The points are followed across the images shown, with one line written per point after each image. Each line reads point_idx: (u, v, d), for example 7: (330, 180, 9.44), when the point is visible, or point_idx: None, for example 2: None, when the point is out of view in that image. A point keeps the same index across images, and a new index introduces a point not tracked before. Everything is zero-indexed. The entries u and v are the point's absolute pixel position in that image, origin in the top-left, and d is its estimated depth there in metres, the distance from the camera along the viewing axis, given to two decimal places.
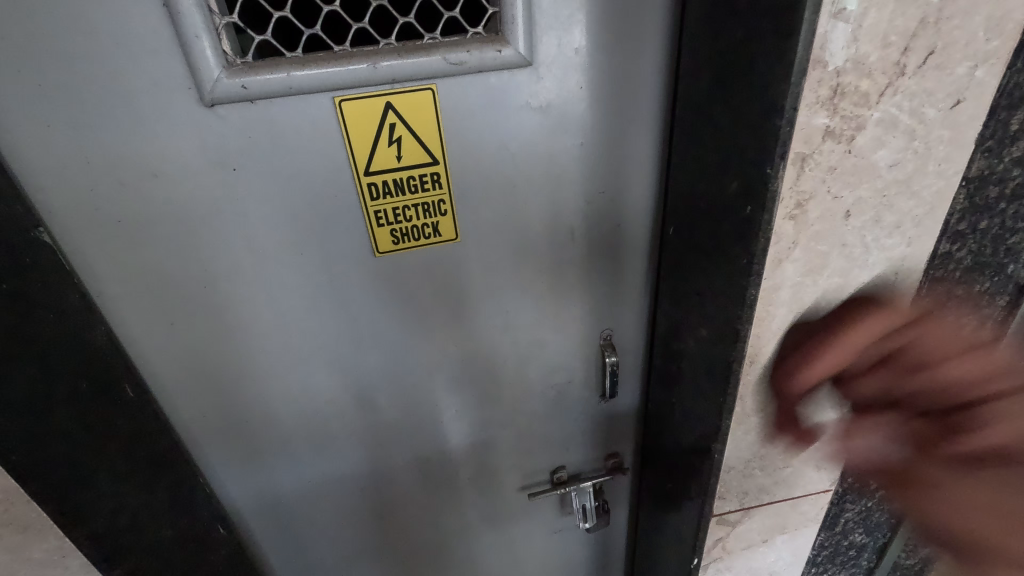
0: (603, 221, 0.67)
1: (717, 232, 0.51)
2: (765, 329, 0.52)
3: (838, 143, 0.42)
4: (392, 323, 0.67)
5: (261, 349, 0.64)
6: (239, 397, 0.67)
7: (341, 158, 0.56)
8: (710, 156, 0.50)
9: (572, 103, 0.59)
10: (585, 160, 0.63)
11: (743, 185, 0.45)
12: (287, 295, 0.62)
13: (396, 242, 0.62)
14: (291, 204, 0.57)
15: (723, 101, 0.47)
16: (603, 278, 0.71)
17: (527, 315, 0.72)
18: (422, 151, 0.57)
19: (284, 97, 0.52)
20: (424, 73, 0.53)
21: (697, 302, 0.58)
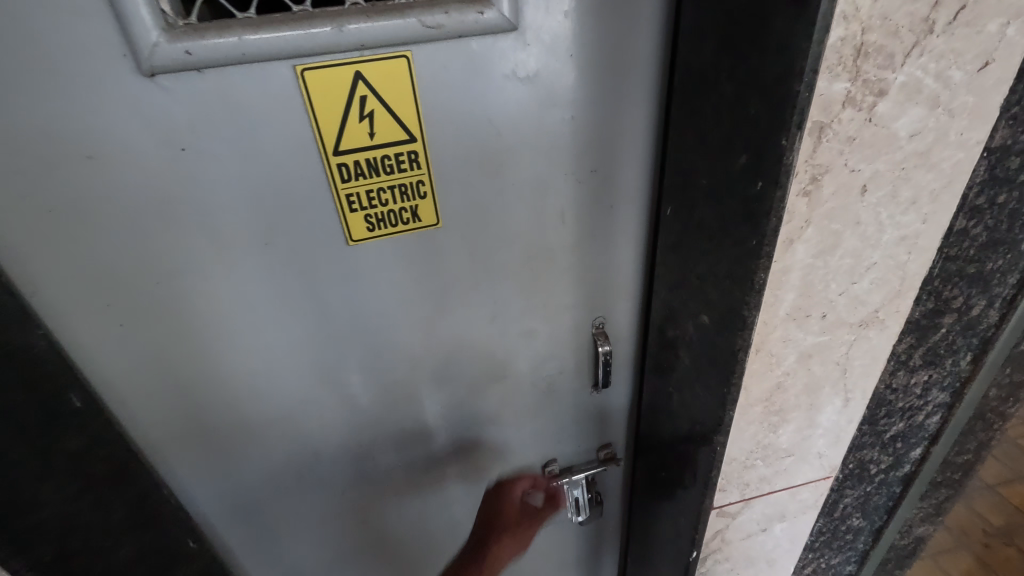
0: (595, 202, 0.63)
1: (722, 212, 0.47)
2: (773, 316, 0.49)
3: (858, 110, 0.38)
4: (371, 317, 0.62)
5: (226, 350, 0.59)
6: (203, 402, 0.61)
7: (307, 136, 0.50)
8: (715, 128, 0.46)
9: (562, 73, 0.54)
10: (575, 136, 0.58)
11: (754, 159, 0.41)
12: (252, 289, 0.56)
13: (371, 229, 0.57)
14: (251, 189, 0.51)
15: (731, 66, 0.42)
16: (595, 263, 0.67)
17: (516, 304, 0.67)
18: (397, 127, 0.52)
19: (237, 65, 0.45)
20: (396, 38, 0.47)
21: (699, 287, 0.54)
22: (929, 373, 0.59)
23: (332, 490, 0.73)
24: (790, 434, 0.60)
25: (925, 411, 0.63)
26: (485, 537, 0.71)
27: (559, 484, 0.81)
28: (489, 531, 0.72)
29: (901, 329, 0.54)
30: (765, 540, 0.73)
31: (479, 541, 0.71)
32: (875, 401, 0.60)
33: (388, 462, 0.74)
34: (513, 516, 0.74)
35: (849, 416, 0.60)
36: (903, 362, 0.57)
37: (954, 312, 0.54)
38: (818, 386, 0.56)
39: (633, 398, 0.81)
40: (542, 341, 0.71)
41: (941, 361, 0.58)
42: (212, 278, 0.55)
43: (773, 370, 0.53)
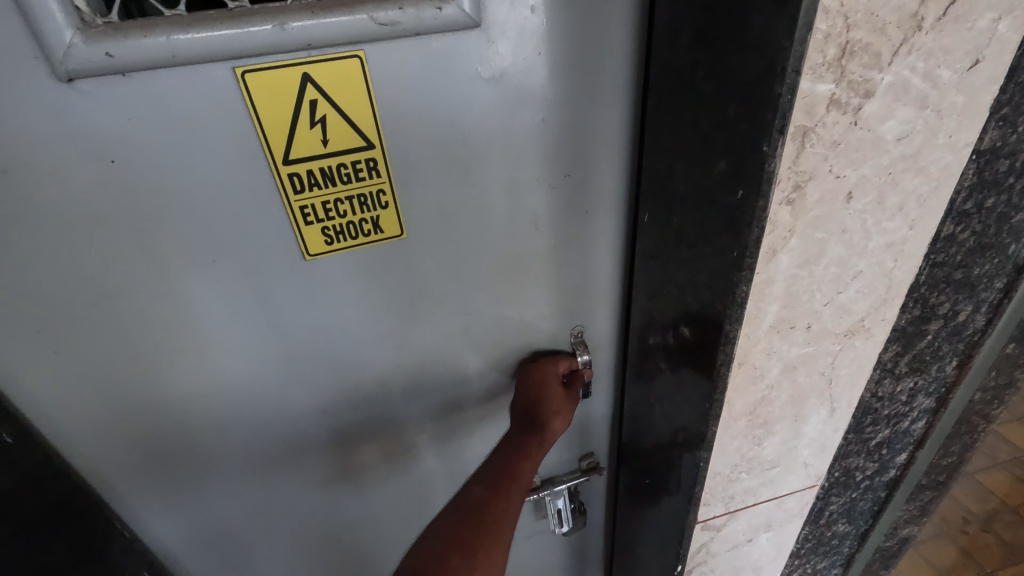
0: (570, 208, 0.60)
1: (701, 221, 0.44)
2: (756, 329, 0.46)
3: (843, 113, 0.36)
4: (335, 334, 0.58)
5: (177, 373, 0.55)
6: (155, 429, 0.57)
7: (253, 144, 0.46)
8: (694, 132, 0.43)
9: (530, 72, 0.51)
10: (547, 139, 0.54)
11: (733, 167, 0.39)
12: (203, 309, 0.52)
13: (330, 242, 0.53)
14: (194, 203, 0.47)
15: (708, 66, 0.40)
16: (572, 271, 0.64)
17: (489, 315, 0.64)
18: (353, 133, 0.48)
19: (168, 68, 0.41)
20: (347, 36, 0.43)
21: (678, 297, 0.52)
22: (915, 380, 0.57)
23: (303, 513, 0.70)
24: (775, 446, 0.58)
25: (911, 417, 0.61)
26: (538, 420, 0.63)
27: (540, 497, 0.78)
28: (540, 416, 0.63)
29: (888, 337, 0.52)
30: (752, 550, 0.71)
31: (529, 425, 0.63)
32: (861, 409, 0.58)
33: (361, 483, 0.71)
34: (557, 400, 0.65)
35: (834, 426, 0.58)
36: (889, 370, 0.55)
37: (941, 318, 0.52)
38: (803, 398, 0.54)
39: (615, 407, 0.78)
40: (519, 352, 0.68)
41: (927, 367, 0.56)
42: (157, 299, 0.50)
43: (757, 383, 0.51)
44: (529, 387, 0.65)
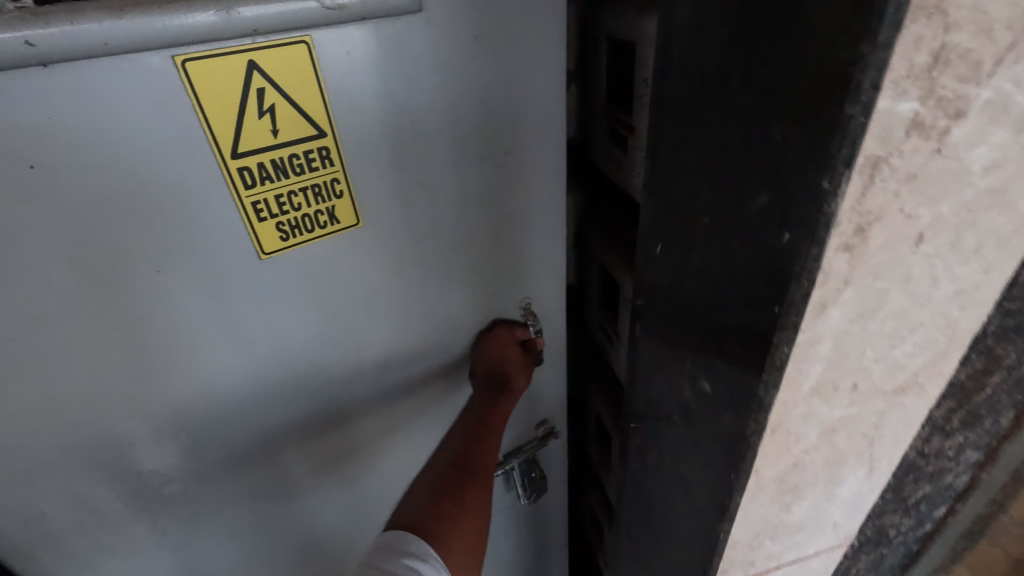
0: (524, 190, 0.56)
1: (731, 260, 0.37)
2: (795, 393, 0.38)
3: (925, 139, 0.27)
4: (299, 343, 0.52)
5: (117, 414, 0.46)
6: (92, 480, 0.48)
7: (196, 138, 0.40)
8: (721, 153, 0.35)
9: (481, 57, 0.47)
10: (495, 122, 0.51)
11: (778, 202, 0.31)
12: (148, 333, 0.45)
13: (285, 240, 0.47)
14: (130, 211, 0.40)
15: (745, 73, 0.32)
16: (526, 255, 0.61)
17: (450, 312, 0.60)
18: (304, 122, 0.43)
19: (98, 58, 0.36)
20: (292, 20, 0.39)
21: (697, 346, 0.44)
22: (966, 435, 0.50)
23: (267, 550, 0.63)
24: (804, 511, 0.50)
25: (956, 472, 0.54)
26: (502, 378, 0.62)
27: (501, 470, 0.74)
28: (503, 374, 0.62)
29: (943, 392, 0.44)
30: None
31: (495, 385, 0.62)
32: (904, 468, 0.50)
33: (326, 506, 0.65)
34: (515, 357, 0.64)
35: (872, 485, 0.51)
36: (940, 427, 0.47)
37: (1003, 369, 0.44)
38: (840, 459, 0.46)
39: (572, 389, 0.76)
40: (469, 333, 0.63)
41: (980, 421, 0.49)
42: (87, 326, 0.42)
43: (790, 449, 0.43)
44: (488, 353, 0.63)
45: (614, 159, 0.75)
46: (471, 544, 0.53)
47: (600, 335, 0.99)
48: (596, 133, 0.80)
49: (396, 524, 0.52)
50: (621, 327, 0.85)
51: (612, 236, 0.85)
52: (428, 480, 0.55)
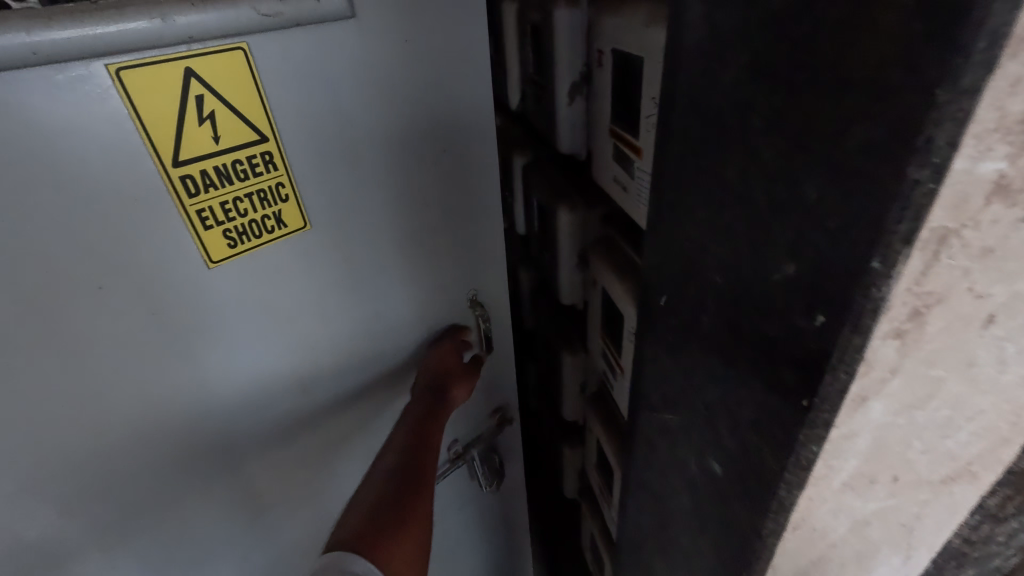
0: (464, 186, 0.56)
1: (746, 331, 0.30)
2: (822, 490, 0.31)
3: (1009, 207, 0.21)
4: (253, 359, 0.49)
5: (58, 456, 0.42)
6: (23, 530, 0.44)
7: (132, 148, 0.37)
8: (736, 206, 0.29)
9: (411, 55, 0.46)
10: (430, 118, 0.50)
11: (809, 275, 0.25)
12: (87, 362, 0.41)
13: (234, 248, 0.44)
14: (58, 229, 0.36)
15: (764, 113, 0.25)
16: (470, 250, 0.61)
17: (400, 315, 0.59)
18: (246, 127, 0.40)
19: (21, 68, 0.32)
20: (228, 25, 0.37)
21: (705, 417, 0.37)
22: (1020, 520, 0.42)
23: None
24: None
25: (1005, 557, 0.47)
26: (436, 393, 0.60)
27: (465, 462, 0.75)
28: (437, 389, 0.60)
29: (997, 479, 0.37)
30: None
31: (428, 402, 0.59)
32: (945, 555, 0.43)
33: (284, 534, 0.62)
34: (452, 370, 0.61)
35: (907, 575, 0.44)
36: (990, 514, 0.40)
37: None
38: (871, 551, 0.40)
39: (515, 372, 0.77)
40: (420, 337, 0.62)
41: None
42: (11, 360, 0.38)
43: (813, 544, 0.36)
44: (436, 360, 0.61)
45: (617, 181, 0.69)
46: (416, 556, 0.47)
47: (602, 364, 0.92)
48: (601, 152, 0.74)
49: (336, 545, 0.46)
50: (625, 361, 0.78)
51: (614, 252, 0.81)
52: (366, 499, 0.50)
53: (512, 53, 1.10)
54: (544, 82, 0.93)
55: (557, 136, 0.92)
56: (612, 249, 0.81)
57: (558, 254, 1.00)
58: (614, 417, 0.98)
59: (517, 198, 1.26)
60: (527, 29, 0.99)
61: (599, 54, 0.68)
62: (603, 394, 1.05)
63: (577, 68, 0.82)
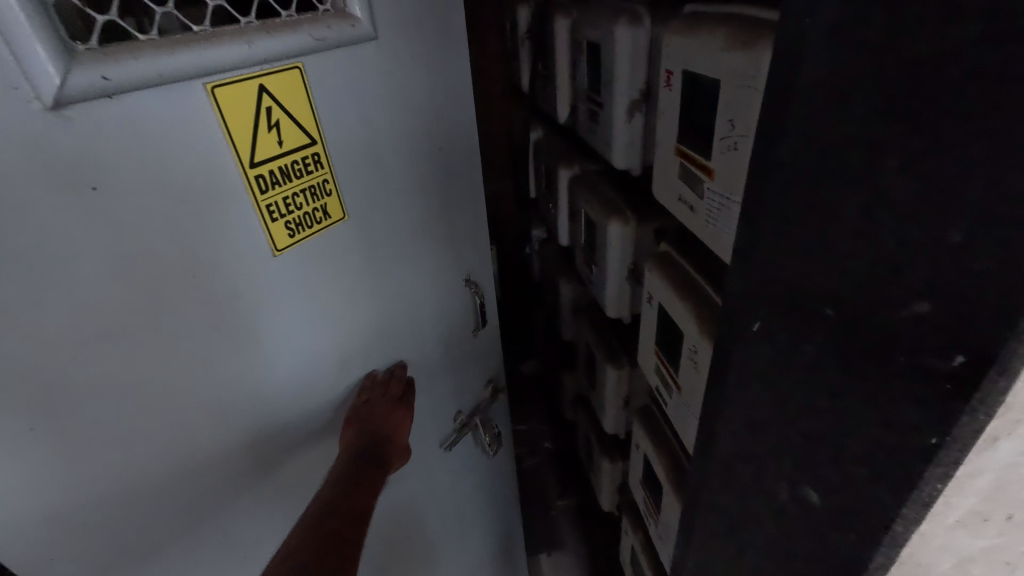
0: (446, 175, 0.76)
1: (858, 365, 0.31)
2: (936, 526, 0.31)
3: None
4: (297, 332, 0.61)
5: (169, 417, 0.51)
6: (142, 488, 0.51)
7: (220, 154, 0.49)
8: (855, 242, 0.29)
9: (409, 74, 0.65)
10: (422, 122, 0.69)
11: (938, 316, 0.26)
12: (185, 328, 0.50)
13: (293, 235, 0.57)
14: (168, 224, 0.47)
15: (905, 157, 0.26)
16: (454, 227, 0.80)
17: (409, 284, 0.75)
18: (301, 133, 0.55)
19: (151, 92, 0.43)
20: (290, 51, 0.51)
21: (798, 445, 0.38)
22: None
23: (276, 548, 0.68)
24: None
25: None
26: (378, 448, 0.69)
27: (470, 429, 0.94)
28: (379, 444, 0.69)
29: None
30: None
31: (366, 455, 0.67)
32: None
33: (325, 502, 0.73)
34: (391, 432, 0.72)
35: None
36: None
37: None
38: None
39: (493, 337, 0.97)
40: (424, 309, 0.79)
41: None
42: (136, 332, 0.47)
43: None
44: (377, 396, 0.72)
45: (683, 200, 0.69)
46: None
47: (653, 381, 0.91)
48: (663, 170, 0.74)
49: None
50: (682, 379, 0.78)
51: (665, 261, 0.83)
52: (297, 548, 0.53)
53: (564, 69, 1.12)
54: (600, 98, 0.94)
55: (611, 152, 0.92)
56: (669, 266, 0.82)
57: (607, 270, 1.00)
58: (666, 436, 0.97)
59: (561, 211, 1.27)
60: (582, 45, 1.00)
61: (666, 74, 0.68)
62: (652, 411, 1.04)
63: (637, 86, 0.83)
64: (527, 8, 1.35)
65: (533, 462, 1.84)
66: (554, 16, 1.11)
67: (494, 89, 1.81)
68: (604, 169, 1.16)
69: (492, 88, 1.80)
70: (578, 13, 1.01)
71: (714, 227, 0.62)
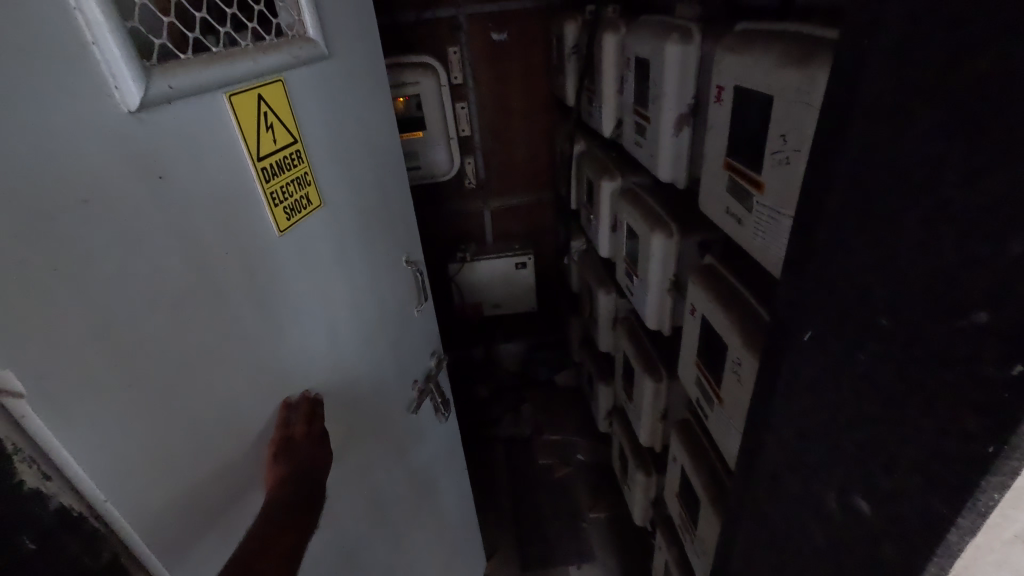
0: (383, 170, 0.85)
1: (917, 374, 0.31)
2: (992, 539, 0.31)
3: None
4: (299, 311, 0.66)
5: (223, 388, 0.56)
6: (212, 457, 0.55)
7: (238, 151, 0.55)
8: (918, 253, 0.30)
9: (351, 85, 0.75)
10: (363, 124, 0.78)
11: (1002, 326, 0.26)
12: (228, 305, 0.55)
13: (290, 219, 0.63)
14: (210, 211, 0.52)
15: (971, 170, 0.27)
16: (393, 216, 0.88)
17: (372, 268, 0.82)
18: (286, 133, 0.62)
19: (195, 99, 0.50)
20: (276, 66, 0.60)
21: (854, 455, 0.38)
22: None
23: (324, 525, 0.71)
24: None
25: None
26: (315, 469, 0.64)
27: (428, 390, 1.00)
28: (315, 466, 0.64)
29: None
30: None
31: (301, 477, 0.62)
32: None
33: (341, 472, 0.77)
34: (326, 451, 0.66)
35: None
36: None
37: None
38: None
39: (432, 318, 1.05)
40: (387, 293, 0.87)
41: None
42: (197, 309, 0.52)
43: None
44: (301, 428, 0.64)
45: (731, 213, 0.70)
46: None
47: (694, 394, 0.91)
48: (711, 184, 0.75)
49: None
50: (724, 392, 0.78)
51: (708, 273, 0.84)
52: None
53: (610, 84, 1.14)
54: (647, 112, 0.96)
55: (656, 164, 0.93)
56: (713, 279, 0.82)
57: (649, 281, 1.01)
58: (704, 451, 0.96)
59: (603, 222, 1.29)
60: (630, 62, 1.02)
61: (716, 90, 0.70)
62: (690, 426, 1.03)
63: (685, 101, 0.84)
64: (574, 24, 1.38)
65: (565, 473, 1.84)
66: (602, 33, 1.14)
67: (538, 102, 1.85)
68: (649, 182, 1.17)
69: (536, 101, 1.84)
70: (627, 30, 1.04)
71: (763, 240, 0.62)
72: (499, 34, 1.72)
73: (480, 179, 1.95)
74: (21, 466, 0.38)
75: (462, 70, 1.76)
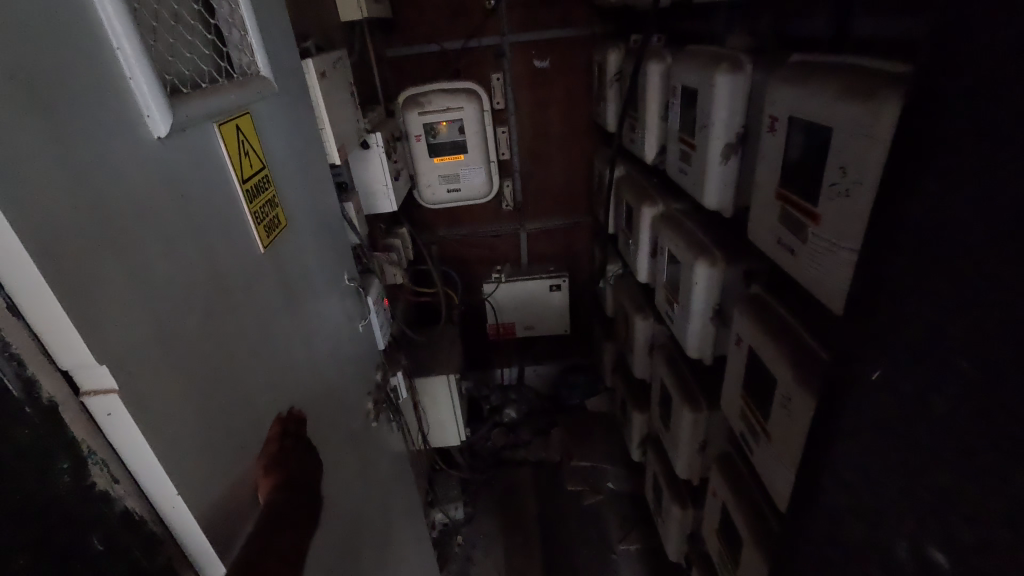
0: (324, 194, 0.87)
1: (1004, 419, 0.30)
2: None
3: None
4: (284, 325, 0.68)
5: (246, 400, 0.57)
6: (244, 468, 0.55)
7: (228, 175, 0.58)
8: (1007, 293, 0.29)
9: (296, 115, 0.78)
10: (306, 151, 0.81)
11: None
12: (238, 318, 0.57)
13: (269, 237, 0.66)
14: (215, 228, 0.55)
15: None
16: (334, 236, 0.90)
17: (325, 284, 0.84)
18: (257, 159, 0.65)
19: (197, 128, 0.53)
20: (245, 98, 0.63)
21: (926, 502, 0.36)
22: None
23: (323, 533, 0.71)
24: None
25: None
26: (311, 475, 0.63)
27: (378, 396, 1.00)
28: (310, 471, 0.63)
29: None
30: None
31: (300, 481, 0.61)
32: None
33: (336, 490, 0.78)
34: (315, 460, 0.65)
35: None
36: None
37: None
38: None
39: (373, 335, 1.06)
40: (340, 313, 0.89)
41: None
42: (218, 322, 0.53)
43: None
44: (291, 443, 0.62)
45: (783, 244, 0.68)
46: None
47: (738, 427, 0.88)
48: (761, 215, 0.74)
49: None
50: (773, 427, 0.75)
51: (756, 304, 0.82)
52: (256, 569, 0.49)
53: (655, 112, 1.15)
54: (693, 139, 0.96)
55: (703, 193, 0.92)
56: (760, 309, 0.80)
57: (692, 310, 1.00)
58: (746, 487, 0.93)
59: (643, 248, 1.29)
60: (677, 91, 1.03)
61: (769, 120, 0.69)
62: (731, 459, 1.00)
63: (734, 129, 0.84)
64: (617, 52, 1.41)
65: (596, 500, 1.80)
66: (647, 62, 1.15)
67: (576, 127, 1.87)
68: (690, 209, 1.16)
69: (574, 126, 1.87)
70: (674, 60, 1.05)
71: (819, 271, 0.61)
72: (541, 61, 1.76)
73: (517, 202, 1.97)
74: (93, 468, 0.40)
75: (505, 96, 1.80)
